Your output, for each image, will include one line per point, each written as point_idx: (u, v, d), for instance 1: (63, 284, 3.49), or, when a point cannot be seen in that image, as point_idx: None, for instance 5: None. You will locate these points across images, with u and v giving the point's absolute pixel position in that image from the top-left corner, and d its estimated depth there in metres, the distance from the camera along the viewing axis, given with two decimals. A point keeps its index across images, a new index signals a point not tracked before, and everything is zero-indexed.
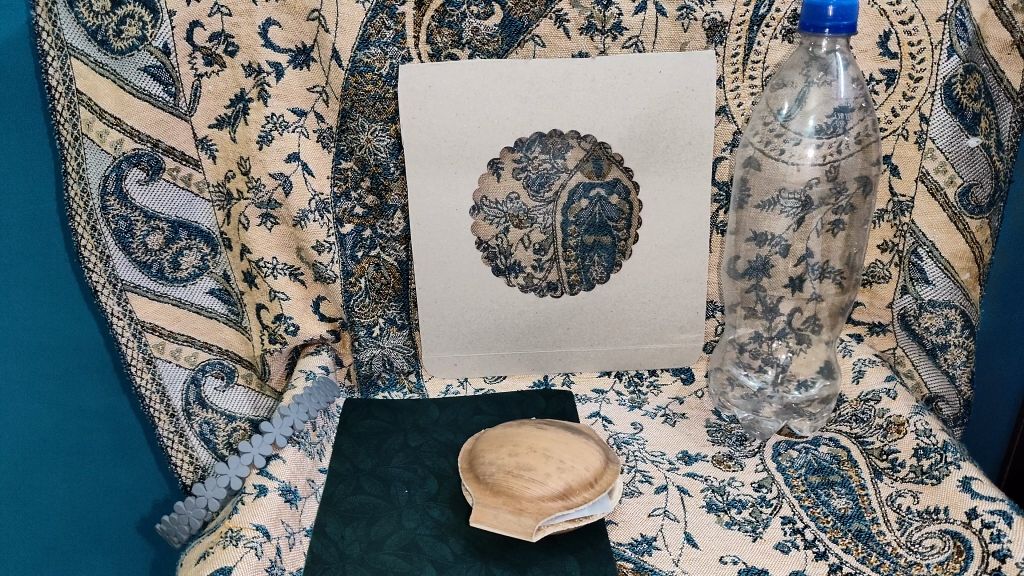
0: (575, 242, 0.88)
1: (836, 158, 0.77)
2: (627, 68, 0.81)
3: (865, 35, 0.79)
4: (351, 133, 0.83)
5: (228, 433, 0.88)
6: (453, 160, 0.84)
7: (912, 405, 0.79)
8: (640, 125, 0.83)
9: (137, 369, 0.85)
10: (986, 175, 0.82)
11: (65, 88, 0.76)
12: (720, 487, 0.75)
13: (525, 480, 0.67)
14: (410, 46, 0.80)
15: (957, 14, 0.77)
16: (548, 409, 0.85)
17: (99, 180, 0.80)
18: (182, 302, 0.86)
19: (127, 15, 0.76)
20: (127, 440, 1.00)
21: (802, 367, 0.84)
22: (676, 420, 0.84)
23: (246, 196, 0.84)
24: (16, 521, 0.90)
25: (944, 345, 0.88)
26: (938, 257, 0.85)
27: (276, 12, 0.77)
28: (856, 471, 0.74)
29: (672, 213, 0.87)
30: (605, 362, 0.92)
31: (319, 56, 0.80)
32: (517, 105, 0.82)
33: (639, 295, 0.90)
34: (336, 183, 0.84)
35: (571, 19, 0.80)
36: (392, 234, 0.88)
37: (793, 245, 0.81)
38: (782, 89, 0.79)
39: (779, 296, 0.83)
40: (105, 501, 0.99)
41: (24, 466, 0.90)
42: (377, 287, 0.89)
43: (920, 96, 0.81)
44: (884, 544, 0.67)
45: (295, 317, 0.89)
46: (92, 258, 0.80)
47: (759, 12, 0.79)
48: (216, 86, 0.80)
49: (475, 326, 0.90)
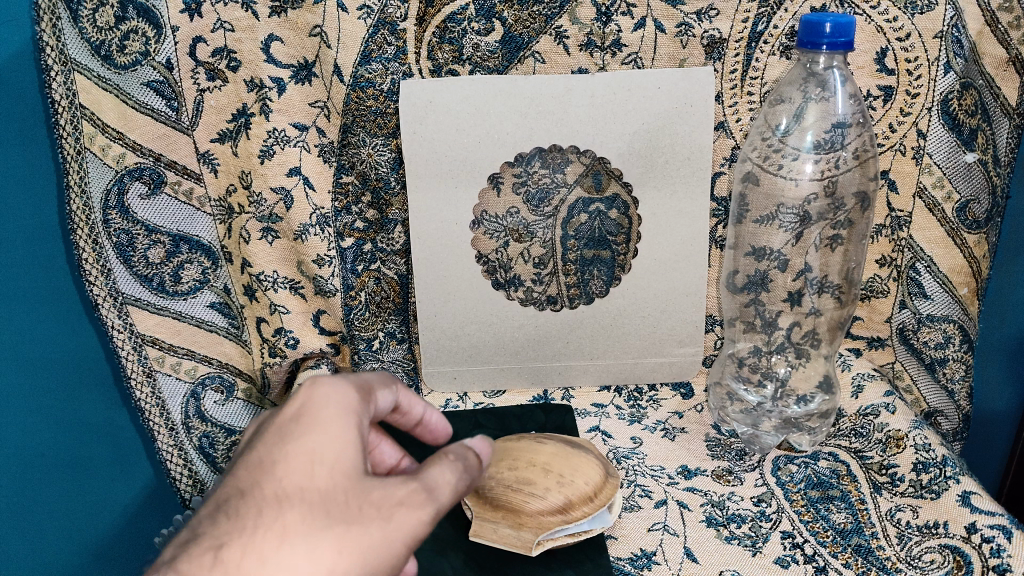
0: (575, 256, 0.88)
1: (834, 172, 0.79)
2: (627, 84, 0.82)
3: (863, 52, 0.80)
4: (353, 147, 0.84)
5: (228, 446, 0.87)
6: (454, 175, 0.84)
7: (912, 419, 0.79)
8: (640, 140, 0.84)
9: (137, 383, 0.85)
10: (983, 190, 0.82)
11: (68, 102, 0.77)
12: (720, 501, 0.75)
13: (525, 494, 0.68)
14: (411, 62, 0.81)
15: (954, 30, 0.77)
16: (548, 423, 0.85)
17: (102, 194, 0.80)
18: (182, 316, 0.86)
19: (131, 30, 0.76)
20: (129, 454, 1.00)
21: (802, 382, 0.85)
22: (676, 434, 0.85)
23: (246, 210, 0.85)
24: (17, 532, 0.93)
25: (943, 359, 0.88)
26: (936, 272, 0.86)
27: (279, 28, 0.78)
28: (856, 486, 0.74)
29: (671, 228, 0.87)
30: (605, 376, 0.93)
31: (321, 71, 0.80)
32: (517, 121, 0.83)
33: (639, 308, 0.90)
34: (336, 198, 0.85)
35: (571, 35, 0.80)
36: (392, 247, 0.88)
37: (792, 259, 0.82)
38: (781, 105, 0.80)
39: (778, 310, 0.84)
40: (102, 514, 1.00)
41: (20, 477, 0.92)
42: (376, 301, 0.90)
43: (918, 112, 0.81)
44: (884, 559, 0.67)
45: (295, 330, 0.90)
46: (93, 271, 0.81)
47: (757, 29, 0.80)
48: (218, 100, 0.81)
49: (475, 340, 0.90)
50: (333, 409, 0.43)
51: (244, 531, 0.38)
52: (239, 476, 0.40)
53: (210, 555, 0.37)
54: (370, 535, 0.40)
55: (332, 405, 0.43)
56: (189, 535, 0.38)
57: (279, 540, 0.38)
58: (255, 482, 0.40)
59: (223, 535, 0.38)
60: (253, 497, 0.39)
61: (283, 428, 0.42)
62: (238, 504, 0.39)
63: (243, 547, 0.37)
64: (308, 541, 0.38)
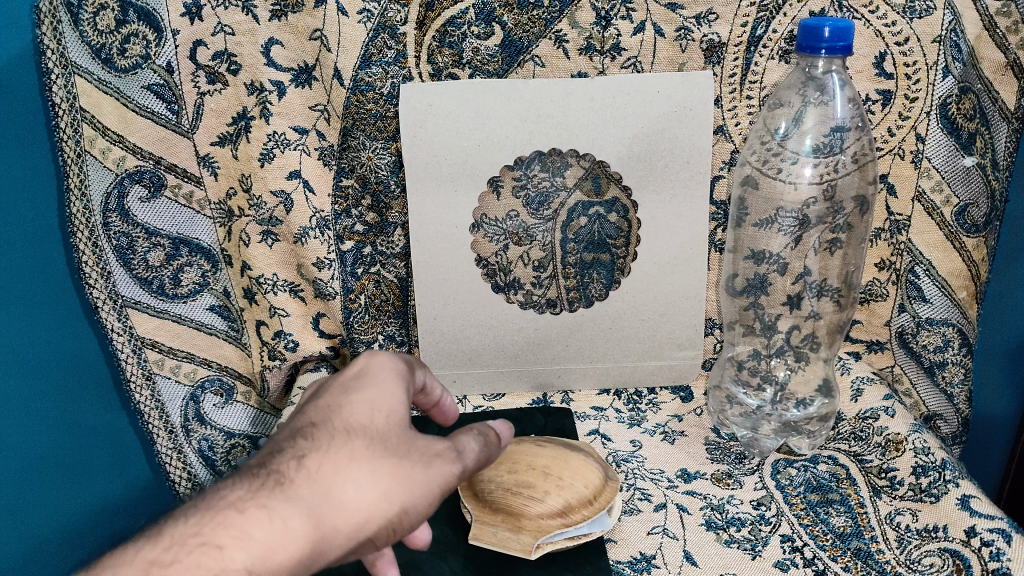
0: (575, 259, 0.88)
1: (834, 176, 0.79)
2: (626, 88, 0.82)
3: (861, 56, 0.80)
4: (353, 151, 0.84)
5: (227, 449, 0.88)
6: (453, 178, 0.84)
7: (911, 423, 0.79)
8: (639, 144, 0.84)
9: (137, 385, 0.85)
10: (982, 195, 0.82)
11: (68, 106, 0.77)
12: (720, 505, 0.75)
13: (525, 497, 0.68)
14: (411, 66, 0.81)
15: (952, 35, 0.78)
16: (547, 426, 0.85)
17: (102, 197, 0.80)
18: (182, 319, 0.86)
19: (132, 33, 0.76)
20: (129, 456, 1.01)
21: (801, 385, 0.85)
22: (675, 437, 0.85)
23: (246, 213, 0.85)
24: (18, 528, 0.95)
25: (943, 363, 0.88)
26: (935, 275, 0.86)
27: (279, 31, 0.78)
28: (856, 489, 0.74)
29: (671, 231, 0.87)
30: (604, 379, 0.93)
31: (321, 74, 0.80)
32: (517, 124, 0.83)
33: (639, 311, 0.90)
34: (336, 201, 0.85)
35: (571, 40, 0.81)
36: (392, 250, 0.88)
37: (792, 263, 0.82)
38: (780, 109, 0.80)
39: (778, 313, 0.84)
40: (101, 517, 1.01)
41: (18, 481, 0.93)
42: (376, 304, 0.90)
43: (916, 116, 0.81)
44: (884, 562, 0.67)
45: (295, 334, 0.90)
46: (93, 273, 0.81)
47: (757, 33, 0.80)
48: (218, 104, 0.81)
49: (475, 343, 0.91)
50: (389, 371, 0.49)
51: (319, 446, 0.44)
52: (310, 412, 0.47)
53: (294, 461, 0.43)
54: (419, 467, 0.45)
55: (388, 367, 0.49)
56: (271, 450, 0.45)
57: (346, 456, 0.44)
58: (328, 416, 0.46)
59: (300, 450, 0.44)
60: (324, 425, 0.45)
61: (348, 382, 0.48)
62: (312, 429, 0.45)
63: (318, 458, 0.44)
64: (370, 461, 0.44)
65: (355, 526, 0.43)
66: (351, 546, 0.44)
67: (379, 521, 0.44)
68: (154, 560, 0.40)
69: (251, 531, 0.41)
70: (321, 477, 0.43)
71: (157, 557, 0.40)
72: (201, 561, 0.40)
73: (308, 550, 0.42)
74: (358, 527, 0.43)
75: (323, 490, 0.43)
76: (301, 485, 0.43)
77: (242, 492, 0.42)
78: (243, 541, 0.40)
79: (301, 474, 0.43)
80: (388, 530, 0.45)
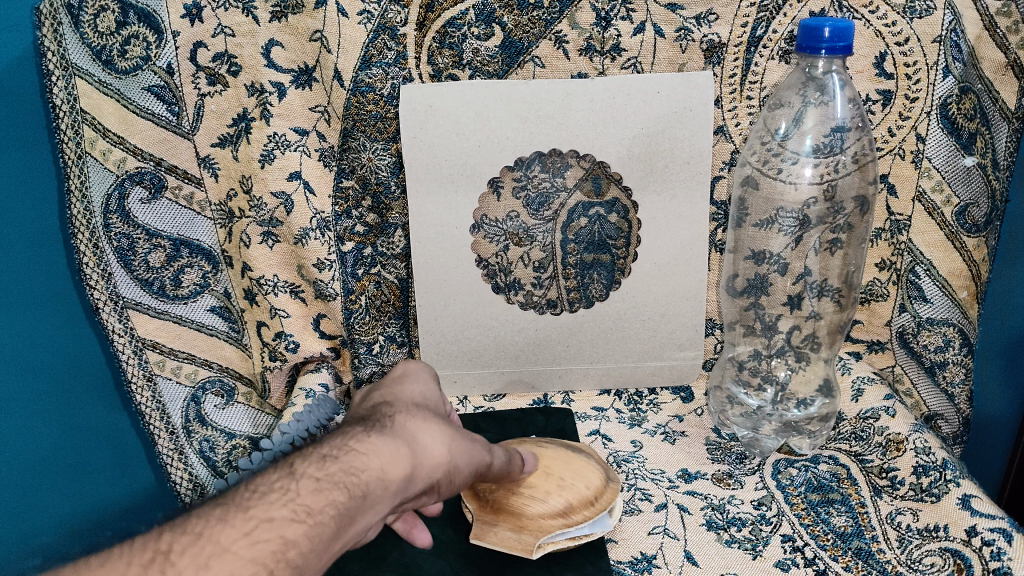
0: (575, 260, 0.88)
1: (834, 176, 0.80)
2: (626, 88, 0.82)
3: (862, 56, 0.80)
4: (353, 152, 0.84)
5: (228, 450, 0.85)
6: (454, 179, 0.84)
7: (912, 423, 0.78)
8: (640, 145, 0.84)
9: (138, 387, 0.85)
10: (982, 195, 0.82)
11: (69, 108, 0.77)
12: (720, 505, 0.75)
13: (525, 496, 0.68)
14: (411, 67, 0.81)
15: (952, 35, 0.78)
16: (548, 427, 0.85)
17: (103, 199, 0.80)
18: (183, 320, 0.86)
19: (132, 35, 0.77)
20: (128, 456, 1.02)
21: (802, 385, 0.85)
22: (675, 438, 0.85)
23: (246, 214, 0.85)
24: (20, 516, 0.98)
25: (943, 363, 0.88)
26: (936, 275, 0.86)
27: (279, 32, 0.78)
28: (856, 489, 0.74)
29: (671, 232, 0.87)
30: (605, 380, 0.93)
31: (321, 76, 0.80)
32: (517, 126, 0.83)
33: (639, 312, 0.90)
34: (337, 203, 0.85)
35: (571, 40, 0.80)
36: (392, 252, 0.88)
37: (792, 263, 0.83)
38: (781, 109, 0.81)
39: (778, 314, 0.85)
40: (103, 512, 1.03)
41: (18, 476, 0.96)
42: (376, 305, 0.90)
43: (917, 116, 0.81)
44: (884, 562, 0.67)
45: (296, 334, 0.90)
46: (93, 275, 0.81)
47: (756, 34, 0.80)
48: (219, 105, 0.81)
49: (475, 344, 0.91)
50: (424, 373, 0.58)
51: (402, 409, 0.51)
52: (376, 399, 0.53)
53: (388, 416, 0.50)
54: (472, 437, 0.53)
55: (427, 369, 0.58)
56: (361, 416, 0.51)
57: (425, 414, 0.51)
58: (394, 395, 0.53)
59: (386, 411, 0.50)
60: (395, 400, 0.52)
61: (398, 381, 0.56)
62: (387, 402, 0.52)
63: (405, 415, 0.50)
64: (440, 420, 0.51)
65: (438, 465, 0.49)
66: (428, 486, 0.49)
67: (449, 469, 0.50)
68: (327, 453, 0.46)
69: (378, 447, 0.47)
70: (409, 427, 0.49)
71: (329, 451, 0.46)
72: (355, 461, 0.46)
73: (408, 477, 0.47)
74: (437, 468, 0.49)
75: (413, 433, 0.49)
76: (399, 429, 0.49)
77: (358, 430, 0.48)
78: (377, 448, 0.46)
79: (396, 421, 0.49)
80: (449, 482, 0.51)
